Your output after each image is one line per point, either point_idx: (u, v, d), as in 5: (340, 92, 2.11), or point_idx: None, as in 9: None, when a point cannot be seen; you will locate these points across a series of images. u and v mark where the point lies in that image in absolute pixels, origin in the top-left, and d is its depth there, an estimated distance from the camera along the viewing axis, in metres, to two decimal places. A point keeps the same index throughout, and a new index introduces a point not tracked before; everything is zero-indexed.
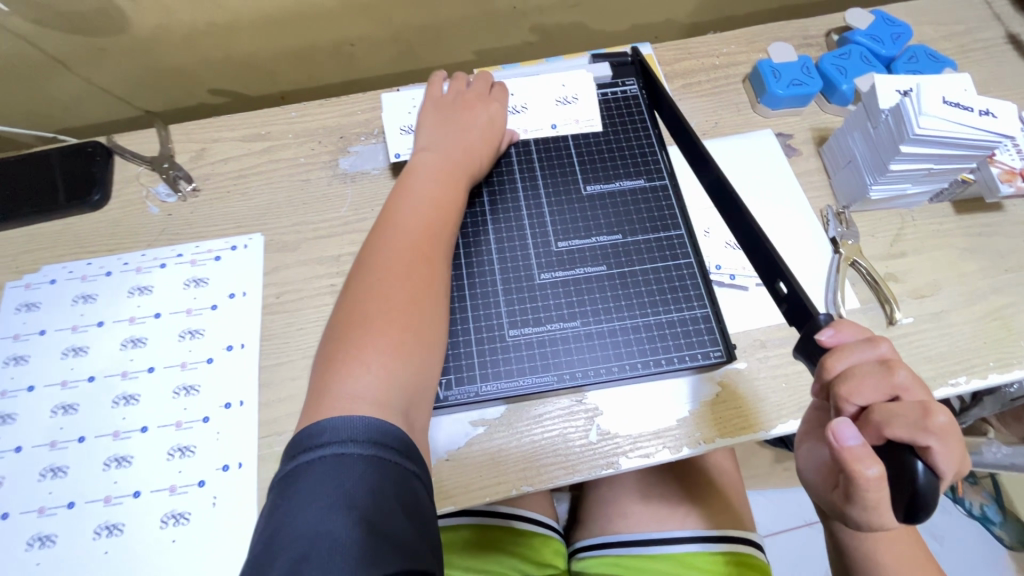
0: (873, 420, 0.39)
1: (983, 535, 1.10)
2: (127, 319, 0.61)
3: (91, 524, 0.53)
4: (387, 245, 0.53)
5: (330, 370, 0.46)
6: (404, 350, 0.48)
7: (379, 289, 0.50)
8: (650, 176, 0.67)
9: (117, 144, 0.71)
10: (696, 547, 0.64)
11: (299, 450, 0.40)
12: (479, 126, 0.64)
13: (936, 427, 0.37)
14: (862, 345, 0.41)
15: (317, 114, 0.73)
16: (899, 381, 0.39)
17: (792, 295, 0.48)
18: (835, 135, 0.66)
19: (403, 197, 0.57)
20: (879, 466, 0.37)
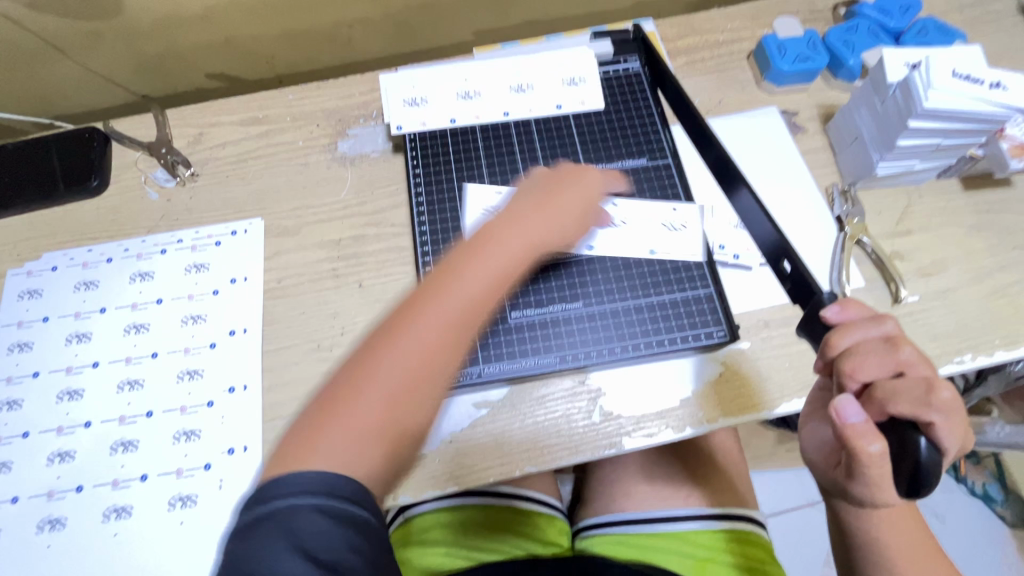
0: (876, 397, 0.39)
1: (985, 513, 1.11)
2: (129, 305, 0.61)
3: (100, 506, 0.53)
4: (429, 302, 0.43)
5: (308, 429, 0.38)
6: (390, 435, 0.39)
7: (399, 359, 0.40)
8: (653, 155, 0.66)
9: (113, 129, 0.70)
10: (699, 525, 0.65)
11: (257, 501, 0.34)
12: (561, 226, 0.51)
13: (938, 402, 0.37)
14: (867, 323, 0.40)
15: (315, 96, 0.72)
16: (904, 358, 0.39)
17: (797, 273, 0.48)
18: (841, 112, 0.65)
19: (469, 248, 0.47)
20: (881, 443, 0.37)
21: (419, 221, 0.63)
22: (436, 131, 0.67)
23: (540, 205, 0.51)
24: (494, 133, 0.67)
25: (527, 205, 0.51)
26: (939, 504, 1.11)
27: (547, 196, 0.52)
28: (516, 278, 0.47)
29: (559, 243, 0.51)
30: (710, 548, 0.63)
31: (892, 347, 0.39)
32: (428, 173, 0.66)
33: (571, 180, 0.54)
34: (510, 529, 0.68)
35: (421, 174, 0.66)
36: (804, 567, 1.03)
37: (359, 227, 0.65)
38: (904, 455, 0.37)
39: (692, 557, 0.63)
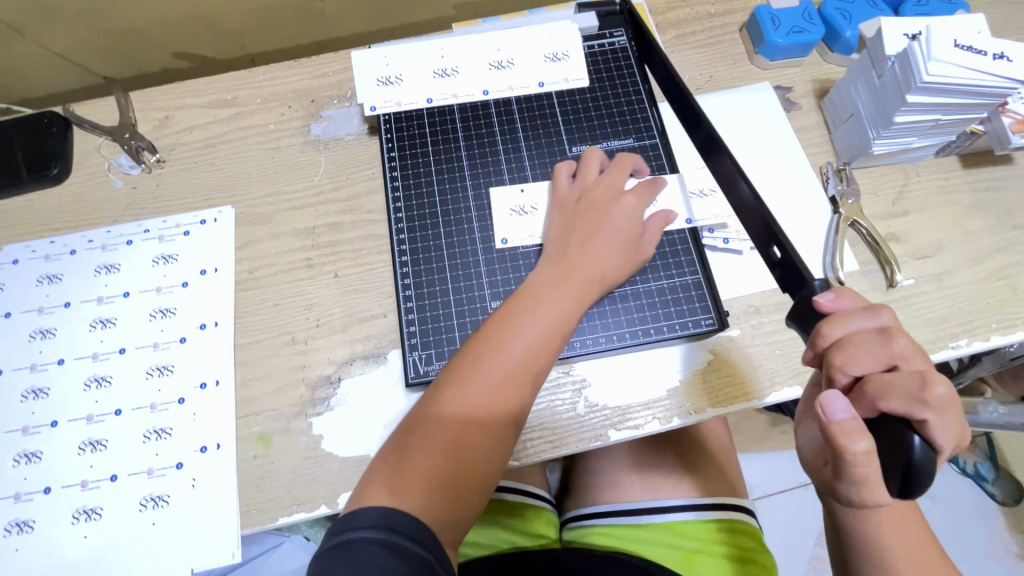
0: (867, 391, 0.37)
1: (976, 492, 1.10)
2: (95, 299, 0.59)
3: (70, 508, 0.52)
4: (495, 353, 0.47)
5: (383, 473, 0.44)
6: (455, 484, 0.44)
7: (462, 416, 0.46)
8: (640, 135, 0.63)
9: (73, 112, 0.67)
10: (689, 515, 0.64)
11: (337, 531, 0.40)
12: (603, 259, 0.53)
13: (932, 399, 0.36)
14: (861, 313, 0.39)
15: (285, 76, 0.68)
16: (897, 351, 0.37)
17: (786, 260, 0.46)
18: (837, 87, 0.62)
19: (518, 302, 0.50)
20: (866, 440, 0.35)
21: (394, 207, 0.61)
22: (412, 111, 0.64)
23: (585, 252, 0.53)
24: (473, 113, 0.64)
25: (572, 252, 0.53)
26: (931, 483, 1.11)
27: (590, 236, 0.53)
28: (566, 328, 0.50)
29: (606, 277, 0.53)
30: (701, 539, 0.63)
31: (886, 339, 0.38)
32: (404, 157, 0.63)
33: (616, 209, 0.55)
34: (499, 523, 0.68)
35: (397, 158, 0.63)
36: (795, 548, 1.04)
37: (334, 214, 0.62)
38: (894, 452, 0.35)
39: (681, 549, 0.62)
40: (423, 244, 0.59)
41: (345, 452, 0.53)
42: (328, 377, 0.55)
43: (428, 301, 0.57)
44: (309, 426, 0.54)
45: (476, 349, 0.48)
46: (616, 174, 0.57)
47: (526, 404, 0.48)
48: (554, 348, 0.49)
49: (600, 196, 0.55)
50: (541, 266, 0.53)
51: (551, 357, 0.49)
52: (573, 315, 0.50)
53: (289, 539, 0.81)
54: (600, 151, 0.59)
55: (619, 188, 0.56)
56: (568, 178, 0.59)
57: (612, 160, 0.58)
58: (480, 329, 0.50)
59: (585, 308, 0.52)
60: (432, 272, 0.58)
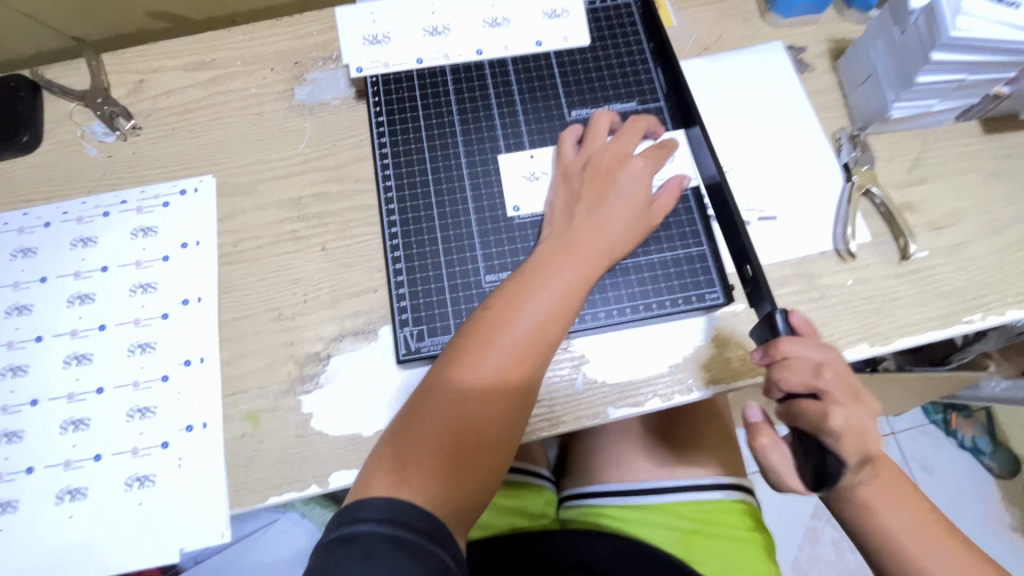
0: (792, 410, 0.43)
1: (974, 465, 1.09)
2: (72, 273, 0.56)
3: (53, 488, 0.50)
4: (501, 329, 0.45)
5: (388, 461, 0.42)
6: (464, 469, 0.42)
7: (472, 399, 0.44)
8: (643, 97, 0.59)
9: (42, 75, 0.63)
10: (703, 495, 0.64)
11: (343, 522, 0.38)
12: (614, 230, 0.50)
13: (829, 428, 0.41)
14: (809, 344, 0.42)
15: (266, 36, 0.64)
16: (824, 381, 0.41)
17: (750, 279, 0.49)
18: (855, 45, 0.58)
19: (527, 277, 0.48)
20: (771, 438, 0.46)
21: (383, 175, 0.58)
22: (401, 72, 0.60)
23: (594, 221, 0.50)
24: (466, 75, 0.60)
25: (580, 222, 0.50)
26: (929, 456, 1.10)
27: (600, 205, 0.50)
28: (576, 301, 0.47)
29: (617, 248, 0.50)
30: (704, 519, 0.63)
31: (816, 372, 0.42)
32: (394, 122, 0.59)
33: (625, 175, 0.51)
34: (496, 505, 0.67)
35: (386, 125, 0.59)
36: (791, 522, 1.04)
37: (321, 183, 0.59)
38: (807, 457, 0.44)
39: (679, 529, 0.62)
40: (414, 215, 0.56)
41: (335, 431, 0.51)
42: (317, 354, 0.53)
43: (420, 276, 0.54)
44: (299, 404, 0.52)
45: (482, 327, 0.46)
46: (624, 138, 0.54)
47: (535, 380, 0.46)
48: (563, 324, 0.47)
49: (607, 162, 0.52)
50: (548, 239, 0.50)
51: (562, 331, 0.47)
52: (584, 288, 0.48)
53: (284, 516, 0.81)
54: (609, 115, 0.56)
55: (628, 153, 0.53)
56: (574, 144, 0.55)
57: (612, 119, 0.55)
58: (484, 304, 0.48)
59: (594, 279, 0.49)
60: (423, 245, 0.55)
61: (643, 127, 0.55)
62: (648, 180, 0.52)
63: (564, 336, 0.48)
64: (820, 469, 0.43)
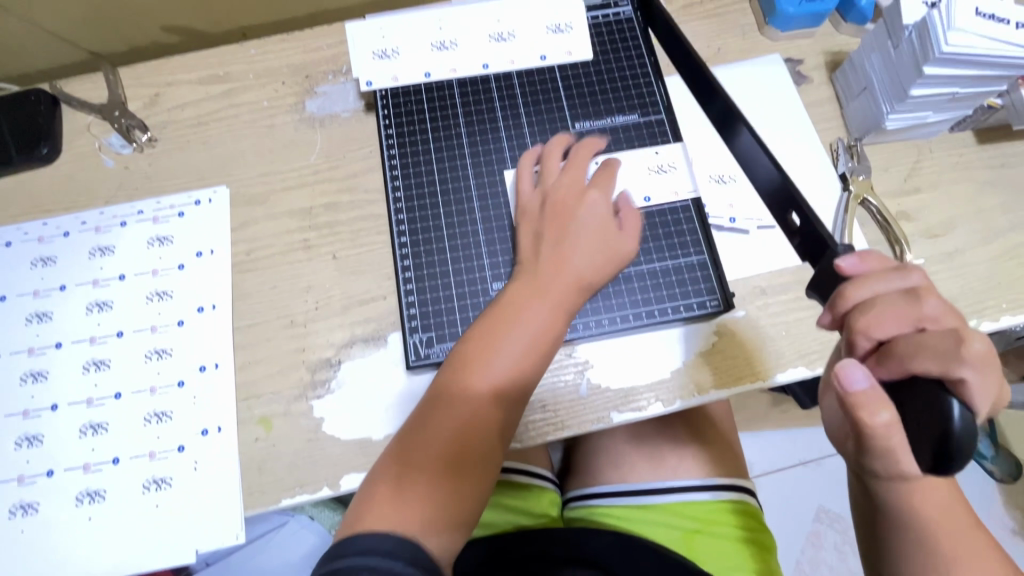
0: (895, 351, 0.37)
1: (974, 469, 1.10)
2: (90, 282, 0.58)
3: (72, 491, 0.52)
4: (476, 367, 0.47)
5: (375, 502, 0.43)
6: (452, 496, 0.44)
7: (452, 436, 0.45)
8: (645, 109, 0.61)
9: (62, 90, 0.65)
10: (705, 496, 0.65)
11: (333, 557, 0.39)
12: (582, 262, 0.51)
13: (968, 355, 0.36)
14: (888, 275, 0.39)
15: (278, 50, 0.66)
16: (923, 311, 0.38)
17: (808, 228, 0.46)
18: (851, 57, 0.60)
19: (498, 315, 0.49)
20: (889, 410, 0.35)
21: (392, 186, 0.59)
22: (410, 86, 0.62)
23: (561, 255, 0.51)
24: (473, 88, 0.62)
25: (548, 258, 0.51)
26: None
27: (564, 240, 0.52)
28: (549, 333, 0.49)
29: (587, 278, 0.51)
30: (706, 519, 0.64)
31: (914, 301, 0.38)
32: (402, 134, 0.61)
33: (585, 209, 0.53)
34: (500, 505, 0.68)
35: (394, 137, 0.61)
36: (792, 525, 1.05)
37: (331, 194, 0.60)
38: (924, 421, 0.35)
39: (682, 529, 0.63)
40: (422, 225, 0.58)
41: (347, 435, 0.53)
42: (328, 360, 0.55)
43: (428, 284, 0.56)
44: (311, 409, 0.53)
45: (456, 366, 0.47)
46: (576, 171, 0.55)
47: (512, 409, 0.47)
48: (541, 354, 0.49)
49: (567, 196, 0.54)
50: (516, 277, 0.52)
51: (539, 364, 0.49)
52: (558, 320, 0.49)
53: (294, 518, 0.82)
54: (559, 144, 0.57)
55: (582, 185, 0.55)
56: (529, 180, 0.57)
57: (557, 150, 0.57)
58: (457, 345, 0.49)
59: (567, 309, 0.50)
60: (432, 254, 0.57)
61: (589, 149, 0.57)
62: (605, 207, 0.54)
63: (543, 367, 0.50)
64: (947, 434, 0.33)
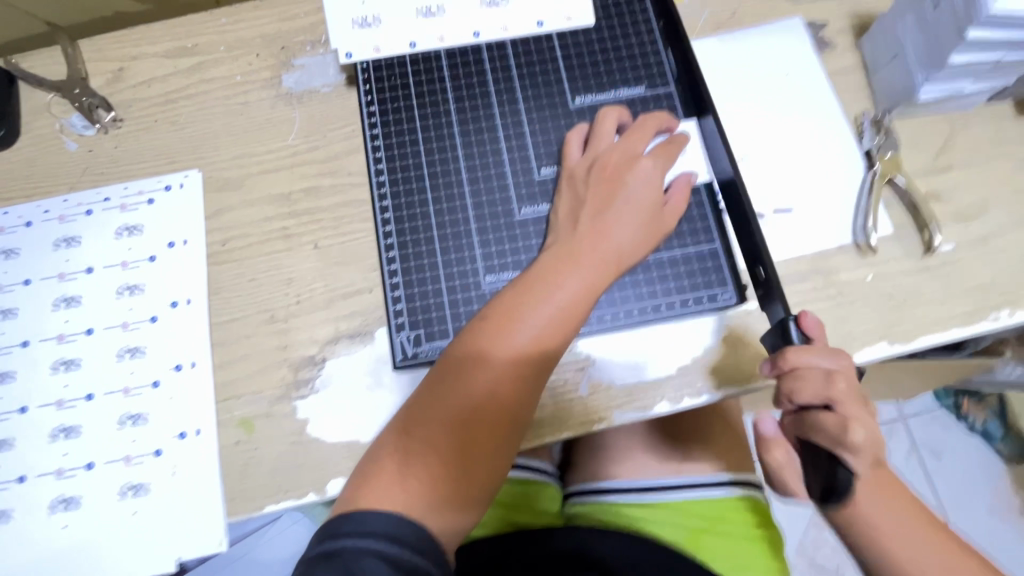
0: (805, 419, 0.42)
1: (983, 450, 1.02)
2: (56, 276, 0.54)
3: (46, 498, 0.49)
4: (500, 343, 0.42)
5: (380, 475, 0.40)
6: (458, 490, 0.40)
7: (465, 416, 0.41)
8: (652, 82, 0.55)
9: (16, 66, 0.59)
10: (711, 494, 0.63)
11: (327, 535, 0.37)
12: (622, 238, 0.46)
13: (850, 443, 0.40)
14: (823, 353, 0.41)
15: (251, 19, 0.60)
16: (835, 391, 0.40)
17: (768, 282, 0.46)
18: (880, 20, 0.54)
19: (526, 286, 0.44)
20: (781, 449, 0.44)
21: (376, 169, 0.55)
22: (393, 57, 0.57)
23: (600, 226, 0.46)
24: (463, 58, 0.57)
25: (585, 228, 0.47)
26: (937, 441, 1.03)
27: (606, 210, 0.47)
28: (577, 314, 0.44)
29: (625, 256, 0.46)
30: (712, 517, 0.62)
31: (829, 383, 0.40)
32: (386, 111, 0.56)
33: (633, 176, 0.48)
34: (497, 501, 0.66)
35: (378, 115, 0.56)
36: (798, 509, 1.02)
37: (311, 177, 0.56)
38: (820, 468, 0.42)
39: (686, 529, 0.61)
40: (409, 212, 0.53)
41: (332, 438, 0.49)
42: (311, 358, 0.51)
43: (415, 277, 0.52)
44: (294, 410, 0.50)
45: (473, 340, 0.43)
46: (633, 138, 0.50)
47: (531, 399, 0.43)
48: (565, 336, 0.44)
49: (612, 163, 0.49)
50: (552, 246, 0.47)
51: (561, 346, 0.44)
52: (589, 300, 0.45)
53: (286, 514, 0.82)
54: (615, 112, 0.52)
55: (636, 153, 0.50)
56: (580, 145, 0.52)
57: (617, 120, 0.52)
58: (483, 312, 0.45)
59: (601, 290, 0.46)
60: (419, 244, 0.52)
61: (655, 125, 0.51)
62: (656, 179, 0.48)
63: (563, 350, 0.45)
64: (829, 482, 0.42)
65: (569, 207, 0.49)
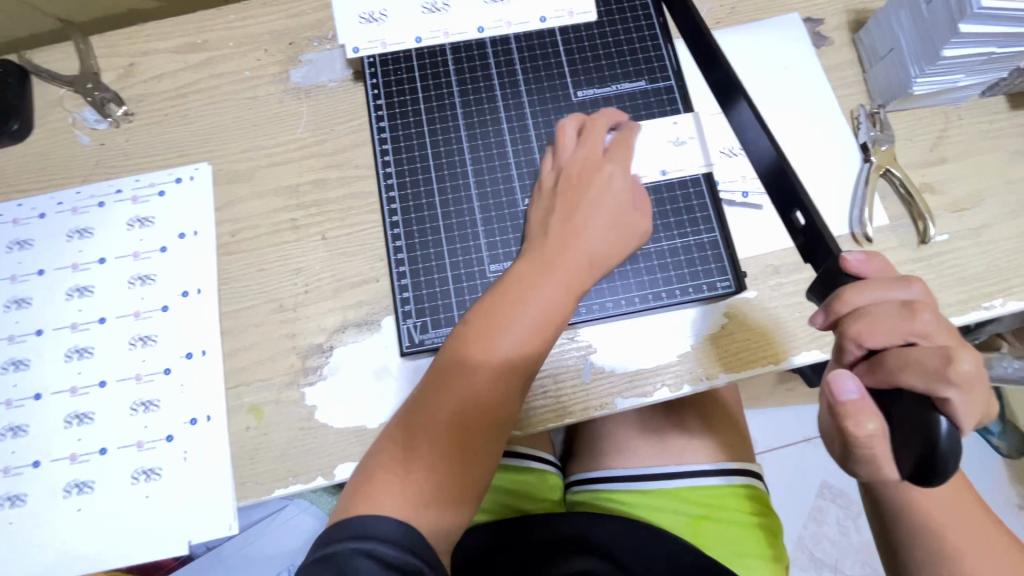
0: (885, 361, 0.36)
1: (980, 444, 1.03)
2: (69, 266, 0.55)
3: (60, 482, 0.50)
4: (476, 353, 0.43)
5: (369, 486, 0.41)
6: (450, 492, 0.41)
7: (448, 425, 0.42)
8: (653, 76, 0.57)
9: (30, 62, 0.60)
10: (711, 481, 0.64)
11: (324, 542, 0.39)
12: (597, 242, 0.47)
13: (953, 379, 0.33)
14: (891, 284, 0.37)
15: (259, 15, 0.61)
16: (918, 324, 0.35)
17: (811, 227, 0.43)
18: (876, 16, 0.55)
19: (495, 299, 0.45)
20: (878, 421, 0.34)
21: (383, 161, 0.56)
22: (399, 52, 0.58)
23: (575, 234, 0.47)
24: (467, 53, 0.58)
25: (561, 235, 0.47)
26: None
27: (579, 217, 0.48)
28: (554, 319, 0.45)
29: (601, 258, 0.47)
30: (712, 504, 0.63)
31: (908, 314, 0.36)
32: (393, 104, 0.57)
33: (604, 182, 0.49)
34: (500, 489, 0.67)
35: (384, 108, 0.57)
36: (797, 502, 1.04)
37: (319, 170, 0.57)
38: (909, 429, 0.33)
39: (687, 515, 0.62)
40: (415, 204, 0.54)
41: (340, 423, 0.51)
42: (319, 346, 0.53)
43: (422, 266, 0.53)
44: (302, 396, 0.51)
45: (451, 353, 0.44)
46: (598, 141, 0.51)
47: (510, 402, 0.44)
48: (546, 341, 0.45)
49: (585, 170, 0.49)
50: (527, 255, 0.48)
51: (541, 351, 0.45)
52: (563, 307, 0.45)
53: (293, 503, 0.83)
54: (584, 117, 0.53)
55: (603, 157, 0.50)
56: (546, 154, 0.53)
57: (579, 122, 0.52)
58: (460, 325, 0.45)
59: (579, 293, 0.46)
60: (426, 234, 0.54)
61: (616, 124, 0.52)
62: (626, 182, 0.49)
63: (544, 355, 0.46)
64: (929, 448, 0.32)
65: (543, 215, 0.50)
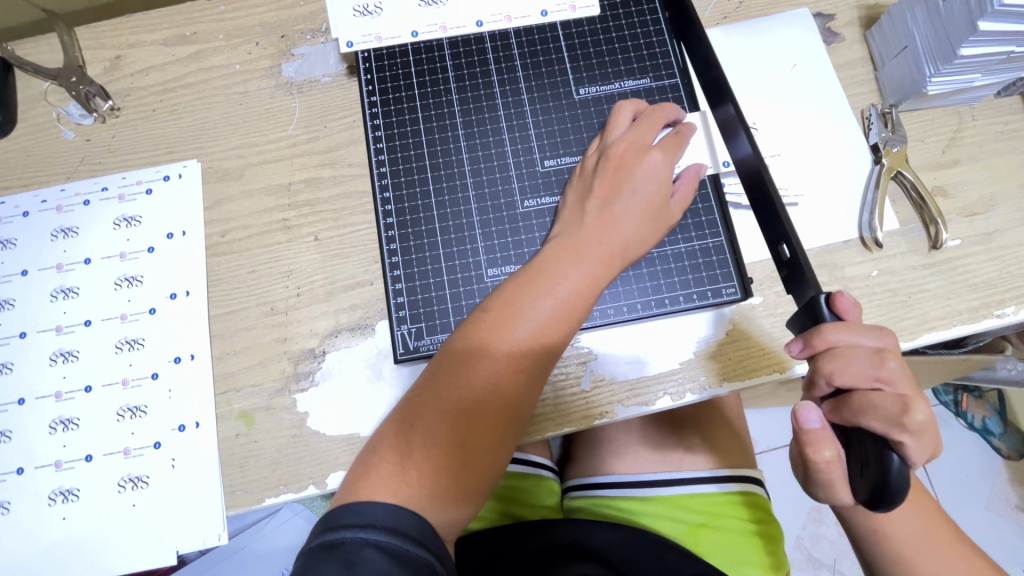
0: (848, 401, 0.36)
1: (981, 447, 1.02)
2: (54, 266, 0.54)
3: (45, 489, 0.49)
4: (503, 335, 0.42)
5: (380, 465, 0.39)
6: (457, 483, 0.40)
7: (467, 410, 0.40)
8: (658, 73, 0.55)
9: (10, 53, 0.58)
10: (711, 488, 0.62)
11: (328, 527, 0.36)
12: (627, 230, 0.45)
13: (909, 427, 0.34)
14: (865, 330, 0.36)
15: (250, 7, 0.59)
16: (886, 370, 0.35)
17: (794, 262, 0.42)
18: (889, 12, 0.53)
19: (530, 277, 0.44)
20: (833, 450, 0.36)
21: (377, 161, 0.54)
22: (394, 46, 0.56)
23: (607, 219, 0.45)
24: (465, 48, 0.56)
25: (592, 219, 0.46)
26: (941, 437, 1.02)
27: (613, 202, 0.46)
28: (580, 309, 0.43)
29: (629, 250, 0.46)
30: (712, 512, 0.61)
31: (878, 361, 0.35)
32: (388, 101, 0.55)
33: (643, 168, 0.47)
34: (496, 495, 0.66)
35: (379, 106, 0.55)
36: (796, 503, 1.03)
37: (311, 168, 0.55)
38: (867, 463, 0.35)
39: (686, 522, 0.61)
40: (410, 205, 0.53)
41: (331, 430, 0.49)
42: (312, 350, 0.51)
43: (417, 270, 0.51)
44: (294, 403, 0.50)
45: (478, 331, 0.42)
46: (643, 127, 0.49)
47: (530, 391, 0.42)
48: (568, 331, 0.44)
49: (620, 153, 0.48)
50: (557, 236, 0.47)
51: (561, 341, 0.44)
52: (591, 294, 0.44)
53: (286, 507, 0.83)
54: (632, 106, 0.51)
55: (646, 143, 0.48)
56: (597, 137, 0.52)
57: (626, 108, 0.51)
58: (489, 303, 0.44)
59: (604, 286, 0.45)
60: (421, 236, 0.52)
61: (664, 116, 0.50)
62: (666, 171, 0.47)
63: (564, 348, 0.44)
64: (880, 483, 0.34)
65: (575, 198, 0.49)
